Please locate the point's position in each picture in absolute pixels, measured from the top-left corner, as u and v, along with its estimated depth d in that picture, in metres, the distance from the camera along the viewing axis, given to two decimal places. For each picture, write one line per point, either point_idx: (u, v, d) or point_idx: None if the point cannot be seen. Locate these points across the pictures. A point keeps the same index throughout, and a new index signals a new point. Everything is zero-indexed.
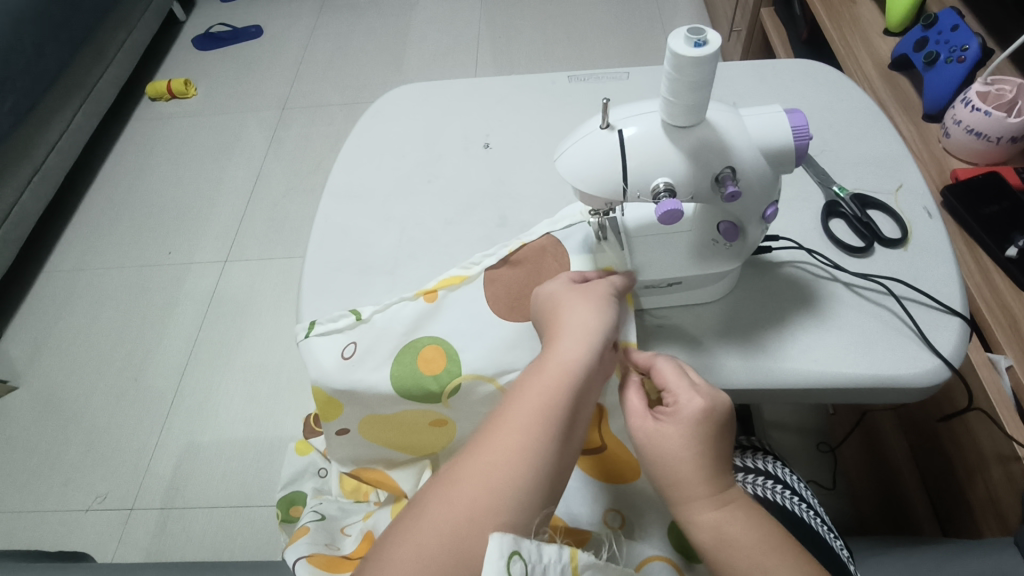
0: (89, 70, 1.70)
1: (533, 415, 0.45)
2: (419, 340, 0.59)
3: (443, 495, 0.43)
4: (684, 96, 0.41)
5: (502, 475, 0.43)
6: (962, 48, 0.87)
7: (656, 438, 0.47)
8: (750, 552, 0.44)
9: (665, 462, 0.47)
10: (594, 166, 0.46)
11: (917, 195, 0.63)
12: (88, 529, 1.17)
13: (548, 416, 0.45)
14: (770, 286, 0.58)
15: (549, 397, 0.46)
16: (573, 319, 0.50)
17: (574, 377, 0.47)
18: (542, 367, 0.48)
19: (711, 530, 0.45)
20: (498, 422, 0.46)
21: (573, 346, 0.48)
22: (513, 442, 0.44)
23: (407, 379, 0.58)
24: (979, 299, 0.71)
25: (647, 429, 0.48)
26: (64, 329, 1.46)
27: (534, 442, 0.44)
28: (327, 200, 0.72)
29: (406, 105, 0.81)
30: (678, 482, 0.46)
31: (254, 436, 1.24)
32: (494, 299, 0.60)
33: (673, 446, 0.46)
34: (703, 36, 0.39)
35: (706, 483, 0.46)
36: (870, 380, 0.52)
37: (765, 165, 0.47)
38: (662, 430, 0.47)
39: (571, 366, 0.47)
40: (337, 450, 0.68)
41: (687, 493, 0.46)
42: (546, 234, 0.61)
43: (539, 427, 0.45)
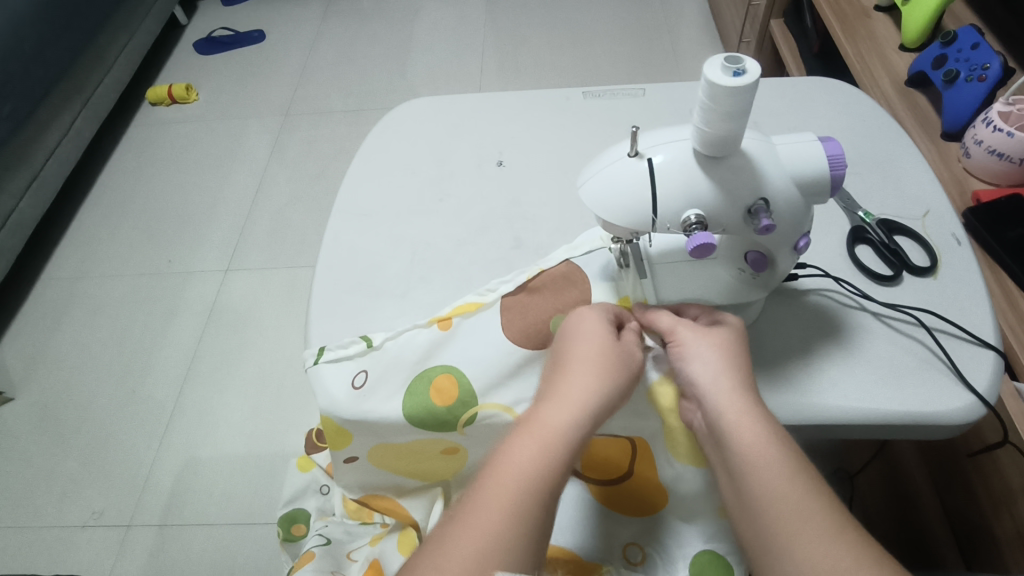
0: (89, 74, 1.68)
1: (518, 491, 0.41)
2: (432, 370, 0.56)
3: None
4: (719, 125, 0.39)
5: (497, 530, 0.40)
6: (982, 67, 0.86)
7: (692, 342, 0.48)
8: (791, 466, 0.42)
9: (704, 355, 0.47)
10: (622, 196, 0.44)
11: (945, 221, 0.61)
12: (85, 546, 1.15)
13: (547, 444, 0.43)
14: (795, 314, 0.56)
15: (536, 469, 0.42)
16: (571, 384, 0.46)
17: (563, 449, 0.43)
18: (527, 433, 0.44)
19: (749, 422, 0.44)
20: (478, 497, 0.42)
21: (564, 413, 0.44)
22: (493, 522, 0.40)
23: (420, 410, 0.55)
24: (1007, 330, 0.70)
25: (688, 331, 0.49)
26: (62, 339, 1.43)
27: (517, 520, 0.41)
28: (335, 218, 0.70)
29: (416, 120, 0.79)
30: (716, 374, 0.46)
31: (255, 451, 1.22)
32: (510, 326, 0.57)
33: (709, 345, 0.48)
34: (741, 65, 0.37)
35: (746, 384, 0.46)
36: (901, 415, 0.50)
37: (799, 196, 0.45)
38: (701, 334, 0.49)
39: (561, 434, 0.44)
40: (346, 477, 0.66)
41: (725, 389, 0.45)
42: (565, 261, 0.59)
43: (524, 505, 0.41)
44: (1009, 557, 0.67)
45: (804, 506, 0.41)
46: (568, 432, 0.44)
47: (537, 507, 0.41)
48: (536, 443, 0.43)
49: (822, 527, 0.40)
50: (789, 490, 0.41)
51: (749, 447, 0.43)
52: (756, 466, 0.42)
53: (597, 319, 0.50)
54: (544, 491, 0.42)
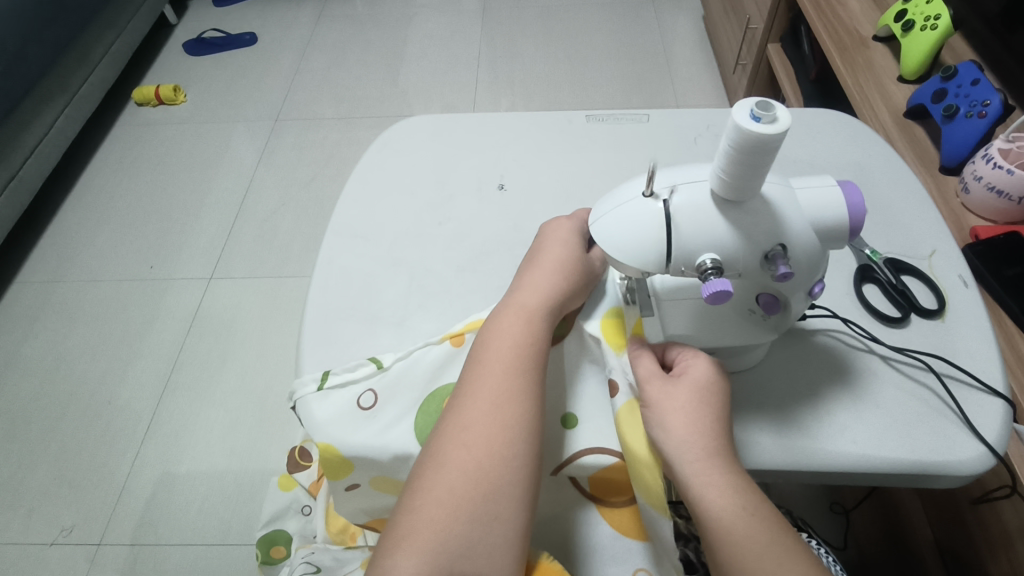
0: (74, 73, 1.64)
1: (479, 439, 0.47)
2: (443, 390, 0.56)
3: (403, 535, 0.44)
4: (742, 170, 0.38)
5: (483, 436, 0.47)
6: (983, 103, 0.85)
7: (664, 395, 0.48)
8: (760, 535, 0.41)
9: (670, 416, 0.47)
10: (636, 238, 0.43)
11: (952, 261, 0.61)
12: (52, 564, 1.10)
13: (516, 358, 0.50)
14: (803, 355, 0.55)
15: (492, 417, 0.47)
16: (508, 335, 0.51)
17: (514, 396, 0.48)
18: (476, 390, 0.49)
19: (716, 487, 0.43)
20: (442, 453, 0.47)
21: (506, 369, 0.49)
22: (480, 430, 0.47)
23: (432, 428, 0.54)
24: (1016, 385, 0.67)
25: (659, 387, 0.49)
26: (35, 345, 1.39)
27: (485, 462, 0.46)
28: (330, 239, 0.67)
29: (415, 139, 0.77)
30: (684, 438, 0.45)
31: (235, 468, 1.18)
32: None
33: (681, 404, 0.47)
34: (773, 113, 0.35)
35: (714, 446, 0.45)
36: (908, 463, 0.49)
37: (817, 242, 0.44)
38: (673, 389, 0.48)
39: (506, 390, 0.48)
40: (345, 504, 0.61)
41: (692, 454, 0.45)
42: None
43: (492, 451, 0.46)
44: None
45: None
46: (512, 383, 0.49)
47: (506, 447, 0.46)
48: (490, 397, 0.48)
49: None
50: (761, 562, 0.40)
51: (712, 515, 0.42)
52: (725, 533, 0.42)
53: (541, 270, 0.55)
54: (510, 433, 0.47)
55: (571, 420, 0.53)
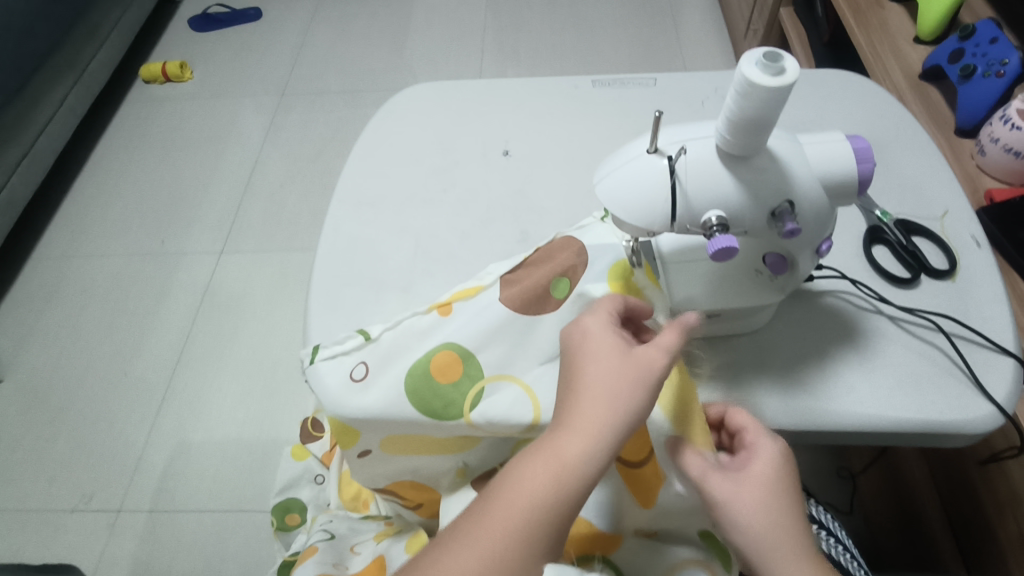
0: (81, 49, 1.63)
1: (522, 523, 0.37)
2: (432, 352, 0.54)
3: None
4: (749, 126, 0.37)
5: (532, 518, 0.37)
6: (1001, 62, 0.83)
7: (734, 483, 0.41)
8: None
9: (752, 505, 0.40)
10: (641, 195, 0.42)
11: (964, 222, 0.60)
12: (75, 530, 1.14)
13: (604, 428, 0.38)
14: (811, 316, 0.55)
15: (551, 504, 0.37)
16: (600, 396, 0.39)
17: (586, 473, 0.38)
18: (538, 457, 0.38)
19: None
20: (471, 532, 0.37)
21: (591, 438, 0.38)
22: (535, 507, 0.37)
23: (426, 392, 0.53)
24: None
25: (726, 481, 0.42)
26: (51, 319, 1.41)
27: (524, 549, 0.36)
28: (335, 207, 0.67)
29: (419, 107, 0.76)
30: (763, 532, 0.40)
31: (247, 437, 1.20)
32: (509, 298, 0.54)
33: (750, 492, 0.41)
34: (781, 63, 0.34)
35: (800, 543, 0.40)
36: (917, 423, 0.49)
37: (824, 198, 0.43)
38: (744, 475, 0.42)
39: (583, 468, 0.38)
40: (363, 471, 0.62)
41: (780, 545, 0.39)
42: (562, 233, 0.57)
43: (535, 544, 0.36)
44: (1011, 559, 0.65)
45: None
46: (587, 459, 0.38)
47: (547, 539, 0.37)
48: (551, 462, 0.38)
49: None
50: None
51: None
52: None
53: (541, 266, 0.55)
54: (564, 514, 0.37)
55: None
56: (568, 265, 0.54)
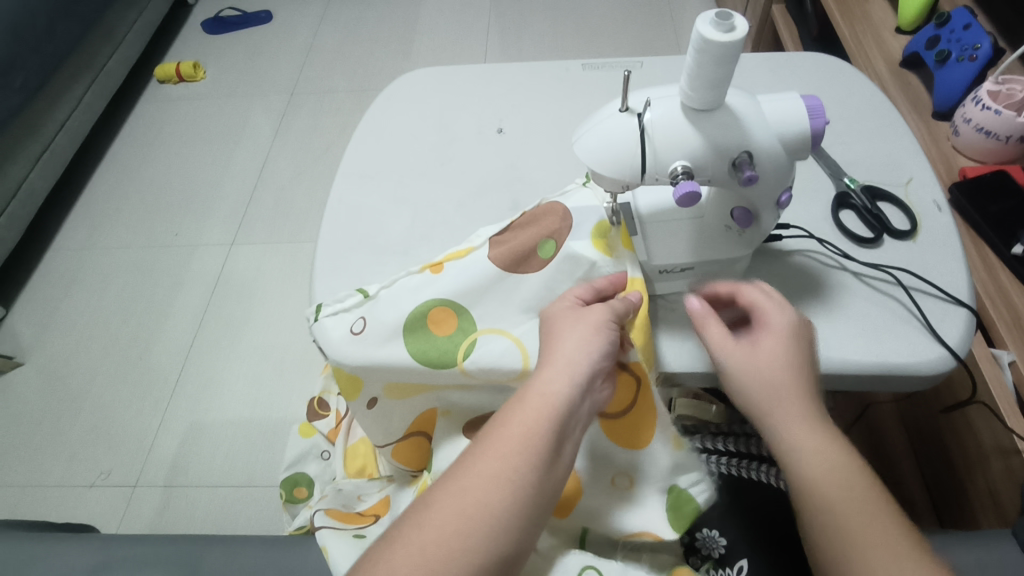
0: (98, 50, 1.70)
1: (508, 448, 0.45)
2: (424, 306, 0.58)
3: (405, 544, 0.43)
4: (708, 82, 0.42)
5: (517, 445, 0.45)
6: (974, 47, 0.87)
7: (752, 353, 0.48)
8: (856, 485, 0.44)
9: (766, 375, 0.47)
10: (613, 148, 0.46)
11: (927, 188, 0.64)
12: (92, 504, 1.18)
13: (571, 375, 0.48)
14: (780, 273, 0.59)
15: (530, 429, 0.46)
16: (566, 349, 0.49)
17: (559, 405, 0.47)
18: (520, 401, 0.47)
19: (815, 454, 0.45)
20: (469, 462, 0.46)
21: (558, 377, 0.48)
22: (518, 436, 0.46)
23: (422, 344, 0.57)
24: (986, 297, 0.72)
25: (742, 349, 0.48)
26: (71, 306, 1.47)
27: (512, 469, 0.45)
28: (341, 181, 0.72)
29: (419, 89, 0.81)
30: (782, 401, 0.46)
31: (258, 417, 1.25)
32: (499, 258, 0.58)
33: (769, 361, 0.47)
34: (731, 21, 0.39)
35: (810, 409, 0.46)
36: (876, 365, 0.53)
37: (781, 151, 0.47)
38: (759, 352, 0.48)
39: (554, 399, 0.47)
40: (370, 425, 0.67)
41: (790, 410, 0.46)
42: (550, 199, 0.60)
43: (520, 462, 0.45)
44: (981, 514, 0.70)
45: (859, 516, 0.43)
46: (560, 395, 0.47)
47: (530, 461, 0.45)
48: (530, 403, 0.47)
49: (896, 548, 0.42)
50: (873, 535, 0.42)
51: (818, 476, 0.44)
52: (820, 492, 0.44)
53: (528, 230, 0.59)
54: (543, 442, 0.46)
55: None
56: (553, 229, 0.58)
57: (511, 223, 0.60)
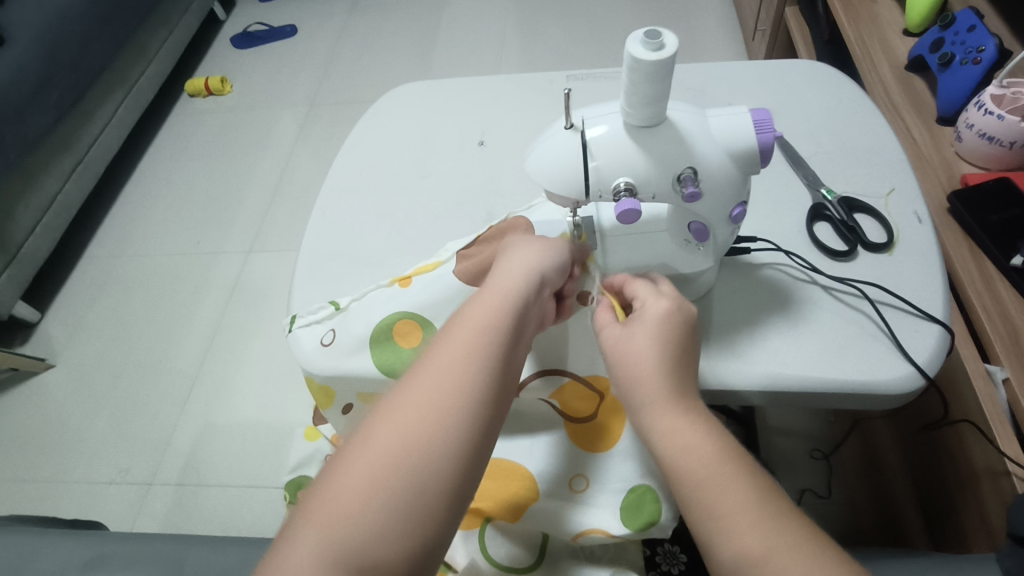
0: (131, 67, 1.78)
1: (474, 329, 0.45)
2: (389, 319, 0.59)
3: (376, 429, 0.41)
4: (643, 99, 0.42)
5: (484, 325, 0.46)
6: (977, 50, 0.84)
7: (619, 341, 0.48)
8: (724, 473, 0.41)
9: (627, 362, 0.47)
10: (557, 165, 0.47)
11: (908, 199, 0.62)
12: (110, 501, 1.24)
13: (533, 268, 0.50)
14: (747, 286, 0.58)
15: (491, 315, 0.46)
16: (523, 256, 0.50)
17: (519, 293, 0.48)
18: (480, 296, 0.48)
19: (672, 436, 0.44)
20: (434, 351, 0.45)
21: (517, 272, 0.49)
22: (481, 319, 0.46)
23: (387, 357, 0.59)
24: (980, 306, 0.68)
25: (613, 334, 0.49)
26: (99, 311, 1.54)
27: (483, 340, 0.45)
28: (326, 194, 0.74)
29: (408, 103, 0.83)
30: (640, 383, 0.46)
31: (267, 420, 1.29)
32: (462, 272, 0.59)
33: (632, 347, 0.47)
34: (660, 39, 0.39)
35: (672, 389, 0.45)
36: (837, 382, 0.52)
37: (729, 166, 0.47)
38: (629, 335, 0.48)
39: (513, 287, 0.48)
40: (346, 431, 0.68)
41: (650, 391, 0.45)
42: (516, 215, 0.62)
43: (485, 343, 0.45)
44: (972, 537, 0.67)
45: (761, 549, 0.38)
46: (519, 290, 0.48)
47: (498, 338, 0.45)
48: (491, 296, 0.47)
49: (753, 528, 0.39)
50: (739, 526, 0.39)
51: (676, 458, 0.43)
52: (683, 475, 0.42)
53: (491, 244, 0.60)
54: (509, 321, 0.46)
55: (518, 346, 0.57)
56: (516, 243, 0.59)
57: (481, 238, 0.61)
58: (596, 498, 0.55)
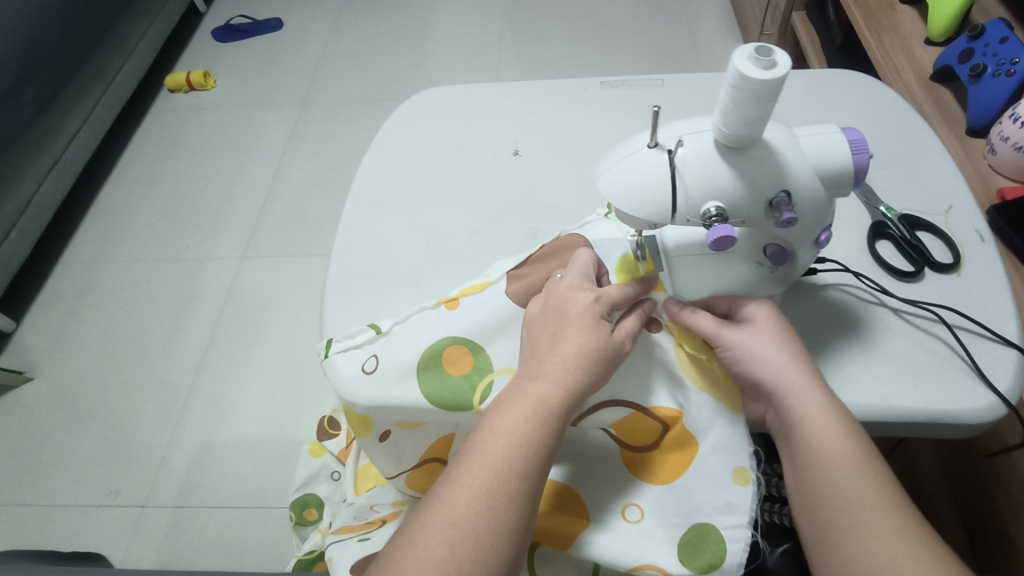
0: (110, 61, 1.69)
1: (512, 447, 0.45)
2: (438, 345, 0.55)
3: (411, 552, 0.43)
4: (744, 118, 0.39)
5: (520, 442, 0.45)
6: (1011, 62, 0.83)
7: (745, 336, 0.50)
8: (868, 455, 0.45)
9: (764, 352, 0.49)
10: (640, 187, 0.43)
11: (970, 216, 0.60)
12: (102, 525, 1.17)
13: (579, 367, 0.47)
14: (815, 308, 0.56)
15: (529, 428, 0.45)
16: (573, 349, 0.48)
17: (561, 402, 0.46)
18: (519, 396, 0.47)
19: (822, 416, 0.46)
20: (470, 460, 0.45)
21: (563, 372, 0.47)
22: (519, 435, 0.45)
23: (437, 386, 0.54)
24: None
25: (739, 330, 0.50)
26: (81, 321, 1.46)
27: (520, 461, 0.44)
28: (352, 206, 0.70)
29: (433, 109, 0.79)
30: (784, 372, 0.48)
31: (268, 436, 1.23)
32: (515, 293, 0.56)
33: (762, 341, 0.49)
34: (772, 57, 0.36)
35: (811, 376, 0.48)
36: (920, 411, 0.50)
37: (820, 188, 0.44)
38: (753, 330, 0.50)
39: (555, 394, 0.46)
40: (381, 461, 0.62)
41: (793, 379, 0.48)
42: (571, 233, 0.59)
43: (523, 454, 0.45)
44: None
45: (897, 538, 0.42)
46: (561, 397, 0.46)
47: (534, 459, 0.45)
48: (531, 402, 0.46)
49: (894, 513, 0.43)
50: (881, 506, 0.43)
51: (824, 437, 0.45)
52: (829, 455, 0.45)
53: (545, 265, 0.57)
54: (548, 437, 0.45)
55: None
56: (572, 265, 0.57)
57: (536, 257, 0.58)
58: (653, 531, 0.50)
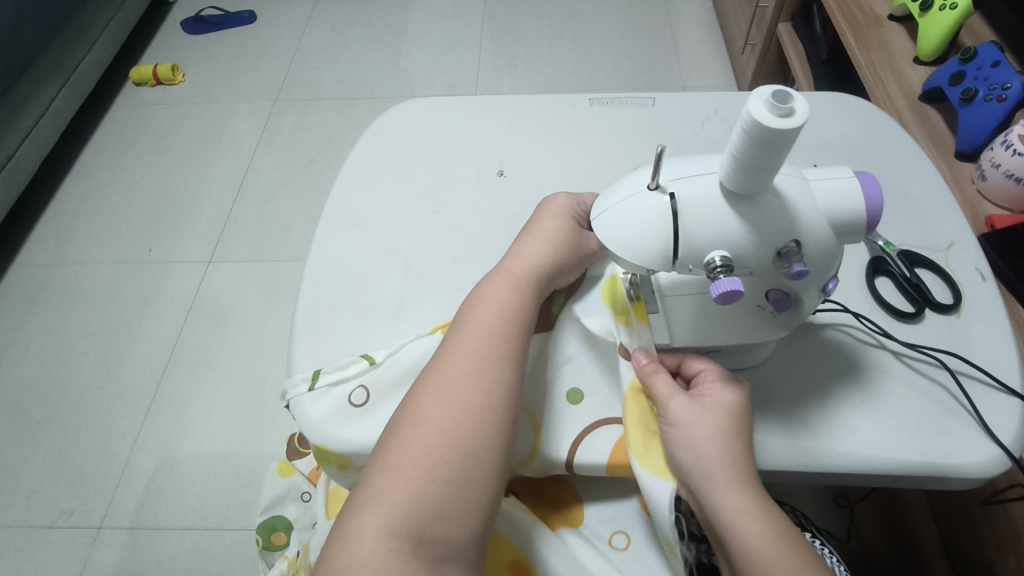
0: (69, 51, 1.60)
1: (463, 366, 0.48)
2: None
3: (377, 480, 0.45)
4: (753, 167, 0.36)
5: (470, 363, 0.48)
6: (1002, 86, 0.82)
7: (689, 413, 0.46)
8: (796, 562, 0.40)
9: (703, 439, 0.44)
10: (639, 234, 0.40)
11: (969, 253, 0.58)
12: (52, 548, 1.10)
13: (518, 290, 0.52)
14: (812, 352, 0.54)
15: (476, 348, 0.49)
16: (511, 275, 0.53)
17: (505, 320, 0.50)
18: (470, 322, 0.51)
19: (749, 516, 0.42)
20: (428, 391, 0.48)
21: (503, 295, 0.51)
22: (468, 358, 0.49)
23: None
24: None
25: (684, 406, 0.46)
26: (34, 328, 1.38)
27: (471, 379, 0.48)
28: (325, 227, 0.65)
29: (414, 123, 0.74)
30: (717, 463, 0.43)
31: (234, 452, 1.18)
32: None
33: (705, 427, 0.45)
34: (790, 104, 0.33)
35: (745, 475, 0.44)
36: (919, 464, 0.47)
37: (831, 237, 0.41)
38: (699, 411, 0.46)
39: (500, 314, 0.51)
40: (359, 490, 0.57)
41: (725, 476, 0.43)
42: None
43: (472, 372, 0.48)
44: None
45: None
46: (505, 318, 0.50)
47: (486, 375, 0.48)
48: (481, 326, 0.50)
49: None
50: None
51: (754, 549, 0.41)
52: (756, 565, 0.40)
53: None
54: (497, 355, 0.49)
55: (576, 395, 0.53)
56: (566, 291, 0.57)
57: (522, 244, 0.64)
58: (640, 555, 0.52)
